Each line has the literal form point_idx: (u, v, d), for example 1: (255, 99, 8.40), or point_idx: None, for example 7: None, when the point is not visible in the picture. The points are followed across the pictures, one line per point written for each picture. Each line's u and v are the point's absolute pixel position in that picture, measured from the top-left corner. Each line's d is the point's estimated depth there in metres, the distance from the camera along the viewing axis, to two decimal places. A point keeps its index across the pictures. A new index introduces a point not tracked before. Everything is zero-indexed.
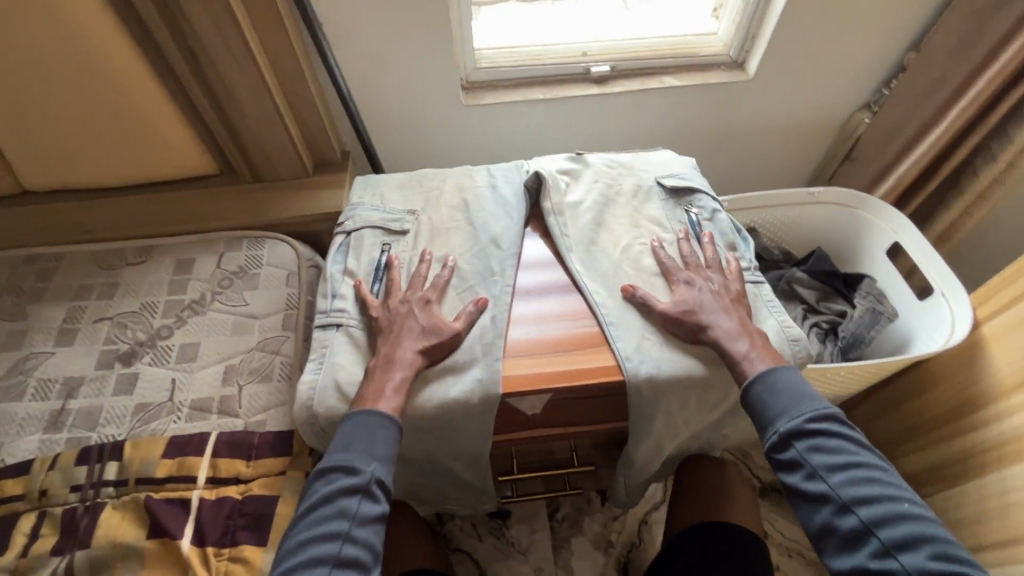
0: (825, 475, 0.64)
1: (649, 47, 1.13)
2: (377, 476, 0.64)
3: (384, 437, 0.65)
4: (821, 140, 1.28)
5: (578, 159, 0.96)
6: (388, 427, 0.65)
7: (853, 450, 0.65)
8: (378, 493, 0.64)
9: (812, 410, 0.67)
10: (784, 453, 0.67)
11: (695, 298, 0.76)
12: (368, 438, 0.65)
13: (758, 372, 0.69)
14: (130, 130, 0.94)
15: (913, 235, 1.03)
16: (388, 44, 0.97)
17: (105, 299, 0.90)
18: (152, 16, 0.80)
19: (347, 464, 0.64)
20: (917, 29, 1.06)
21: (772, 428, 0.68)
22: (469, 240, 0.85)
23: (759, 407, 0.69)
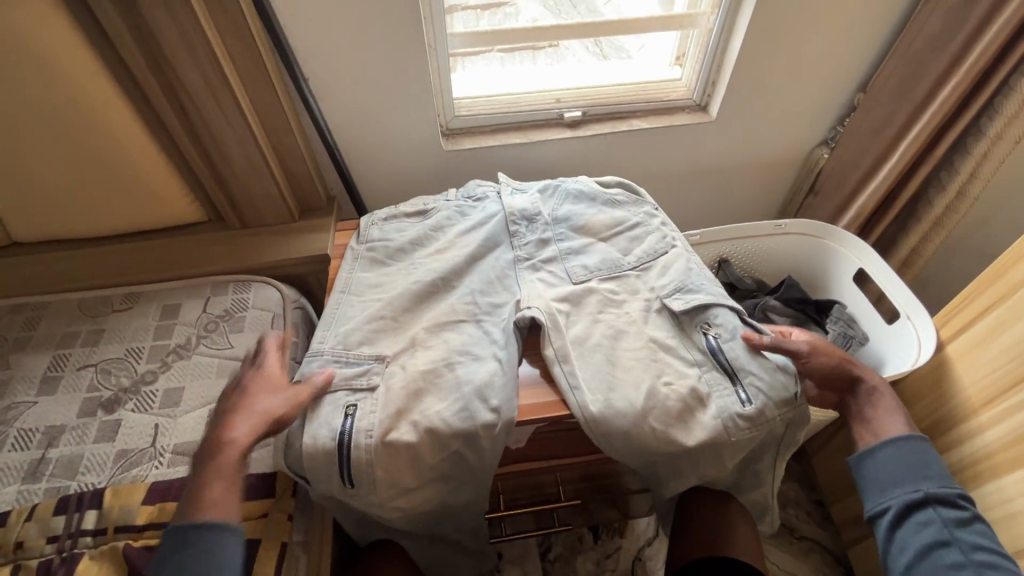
0: (965, 549, 0.69)
1: (616, 94, 1.21)
2: None
3: (192, 564, 0.59)
4: (786, 175, 1.36)
5: (574, 279, 0.86)
6: (207, 539, 0.60)
7: (999, 547, 0.69)
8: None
9: (963, 490, 0.73)
10: (916, 515, 0.72)
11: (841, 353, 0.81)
12: (182, 561, 0.59)
13: (903, 433, 0.76)
14: (122, 182, 0.97)
15: (876, 262, 1.08)
16: (370, 97, 1.03)
17: (90, 346, 0.91)
18: (146, 77, 0.85)
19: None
20: (862, 73, 1.15)
21: (917, 487, 0.73)
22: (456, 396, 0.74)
23: (904, 464, 0.75)
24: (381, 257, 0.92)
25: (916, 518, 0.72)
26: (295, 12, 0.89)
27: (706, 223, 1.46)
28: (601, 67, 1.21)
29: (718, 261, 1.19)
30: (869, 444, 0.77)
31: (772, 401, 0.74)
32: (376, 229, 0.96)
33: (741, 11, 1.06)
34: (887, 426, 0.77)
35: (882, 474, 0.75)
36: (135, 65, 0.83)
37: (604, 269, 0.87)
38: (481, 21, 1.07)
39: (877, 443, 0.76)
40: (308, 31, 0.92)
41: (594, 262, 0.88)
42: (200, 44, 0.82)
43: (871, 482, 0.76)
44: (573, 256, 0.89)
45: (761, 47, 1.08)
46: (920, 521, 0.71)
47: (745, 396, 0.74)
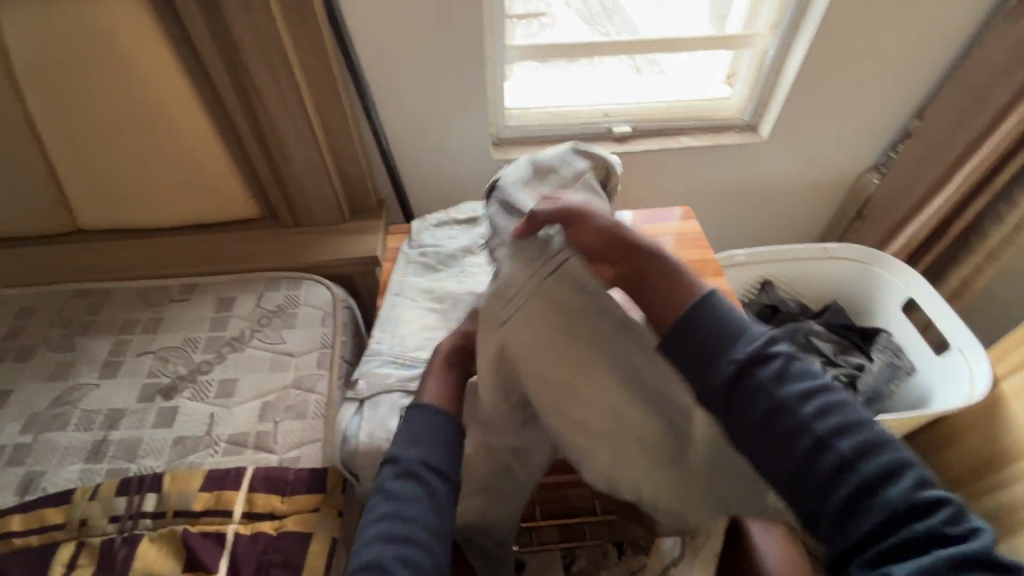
0: (795, 405, 0.49)
1: (665, 111, 1.21)
2: (420, 459, 0.61)
3: (418, 424, 0.64)
4: (832, 199, 1.34)
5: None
6: (433, 413, 0.65)
7: (824, 392, 0.50)
8: (424, 475, 0.60)
9: (769, 334, 0.53)
10: (737, 384, 0.51)
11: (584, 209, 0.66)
12: (410, 425, 0.64)
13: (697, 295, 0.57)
14: (188, 177, 1.01)
15: (925, 290, 1.05)
16: (426, 103, 1.05)
17: (150, 333, 0.94)
18: (221, 78, 0.88)
19: (392, 454, 0.62)
20: (919, 99, 1.14)
21: (730, 356, 0.52)
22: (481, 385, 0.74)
23: (697, 326, 0.55)
24: (432, 262, 0.94)
25: (751, 382, 0.51)
26: (363, 19, 0.92)
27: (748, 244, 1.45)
28: (652, 83, 1.22)
29: (760, 283, 1.19)
30: (666, 318, 0.57)
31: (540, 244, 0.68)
32: (426, 234, 0.98)
33: (799, 34, 1.06)
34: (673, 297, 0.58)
35: (679, 342, 0.55)
36: (213, 67, 0.86)
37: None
38: (519, 30, 1.07)
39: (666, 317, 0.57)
40: (373, 38, 0.95)
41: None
42: (274, 48, 0.85)
43: (681, 360, 0.55)
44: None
45: (818, 69, 1.08)
46: (748, 391, 0.51)
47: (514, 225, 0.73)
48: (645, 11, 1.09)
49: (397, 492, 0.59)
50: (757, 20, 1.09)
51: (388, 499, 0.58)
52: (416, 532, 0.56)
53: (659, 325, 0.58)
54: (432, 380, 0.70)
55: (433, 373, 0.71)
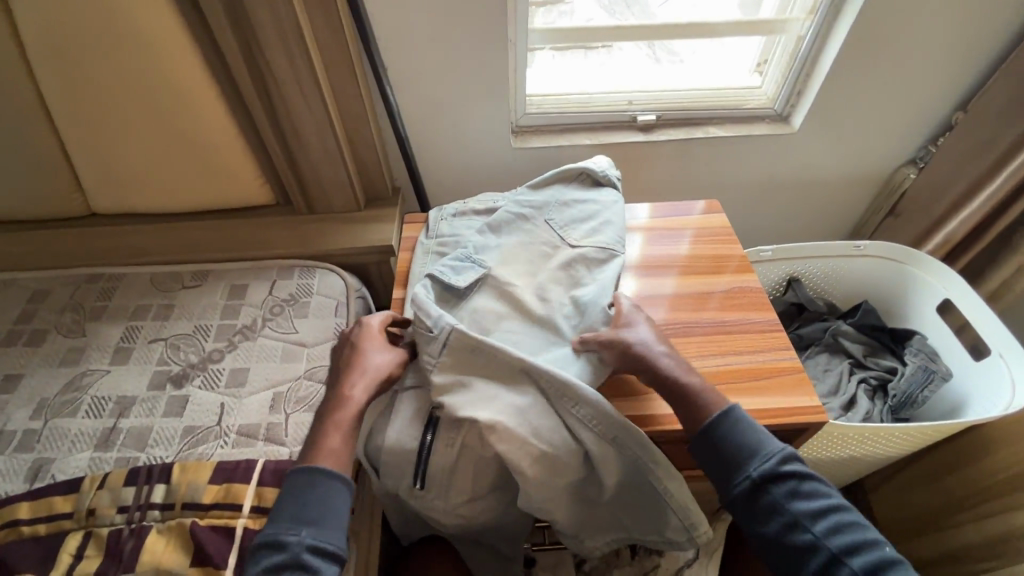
0: (806, 523, 0.58)
1: (693, 100, 1.16)
2: (307, 546, 0.56)
3: (304, 497, 0.59)
4: (864, 194, 1.28)
5: (583, 233, 0.87)
6: (323, 484, 0.59)
7: (826, 508, 0.58)
8: (314, 564, 0.55)
9: (786, 452, 0.62)
10: (757, 499, 0.60)
11: (639, 335, 0.74)
12: (300, 501, 0.58)
13: (721, 409, 0.66)
14: (202, 162, 0.99)
15: (964, 292, 1.00)
16: (446, 89, 1.01)
17: (161, 320, 0.93)
18: (235, 60, 0.85)
19: (277, 538, 0.56)
20: (963, 91, 1.08)
21: (744, 473, 0.62)
22: (522, 339, 0.75)
23: (728, 444, 0.64)
24: (449, 251, 0.90)
25: (761, 507, 0.60)
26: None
27: (771, 239, 1.40)
28: (680, 69, 1.17)
29: (786, 280, 1.14)
30: (708, 430, 0.65)
31: (427, 305, 0.73)
32: (444, 225, 0.94)
33: (840, 20, 1.00)
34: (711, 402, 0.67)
35: (709, 455, 0.64)
36: (227, 47, 0.83)
37: (589, 222, 0.88)
38: (537, 18, 1.03)
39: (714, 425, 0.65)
40: (392, 20, 0.91)
41: (570, 216, 0.88)
42: (291, 28, 0.81)
43: (709, 474, 0.65)
44: (577, 209, 0.89)
45: (856, 59, 1.03)
46: (763, 507, 0.60)
47: (477, 262, 0.81)
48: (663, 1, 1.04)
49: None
50: (792, 5, 1.04)
51: None
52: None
53: (694, 432, 0.66)
54: (332, 431, 0.63)
55: (335, 423, 0.63)
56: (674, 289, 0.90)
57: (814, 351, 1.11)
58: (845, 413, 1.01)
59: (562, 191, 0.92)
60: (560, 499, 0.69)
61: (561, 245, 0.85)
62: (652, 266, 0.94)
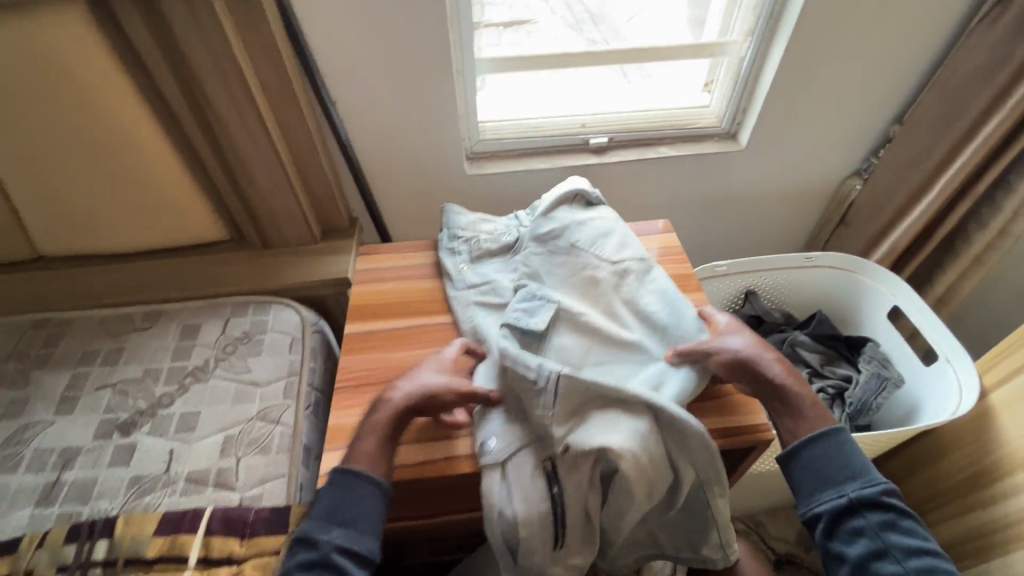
0: (897, 555, 0.59)
1: (644, 121, 1.19)
2: (335, 544, 0.61)
3: (337, 499, 0.63)
4: (816, 205, 1.32)
5: (616, 251, 0.80)
6: (360, 489, 0.63)
7: (922, 547, 0.60)
8: (342, 563, 0.60)
9: (890, 487, 0.63)
10: (844, 522, 0.62)
11: (739, 344, 0.70)
12: (331, 503, 0.63)
13: (824, 428, 0.66)
14: (150, 202, 0.97)
15: (912, 299, 1.03)
16: (397, 121, 1.02)
17: (109, 365, 0.90)
18: (176, 100, 0.84)
19: (309, 535, 0.62)
20: (898, 105, 1.12)
21: (840, 493, 0.63)
22: (615, 366, 0.72)
23: (827, 464, 0.64)
24: (491, 298, 0.83)
25: (850, 528, 0.61)
26: (324, 32, 0.89)
27: (731, 253, 1.43)
28: (631, 91, 1.20)
29: (743, 293, 1.16)
30: (806, 444, 0.65)
31: (521, 356, 0.67)
32: (468, 271, 0.87)
33: (775, 41, 1.04)
34: (813, 417, 0.67)
35: (807, 470, 0.65)
36: (167, 88, 0.83)
37: (611, 238, 0.82)
38: (503, 38, 1.05)
39: (811, 439, 0.65)
40: (337, 53, 0.92)
41: (592, 236, 0.82)
42: (230, 68, 0.81)
43: (798, 485, 0.65)
44: (597, 228, 0.83)
45: (794, 78, 1.06)
46: (850, 529, 0.61)
47: (544, 295, 0.76)
48: (630, 18, 1.07)
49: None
50: (731, 27, 1.07)
51: None
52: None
53: (789, 443, 0.67)
54: (366, 436, 0.66)
55: (365, 428, 0.67)
56: None
57: None
58: None
59: (569, 214, 0.85)
60: (626, 529, 0.66)
61: (605, 267, 0.79)
62: None
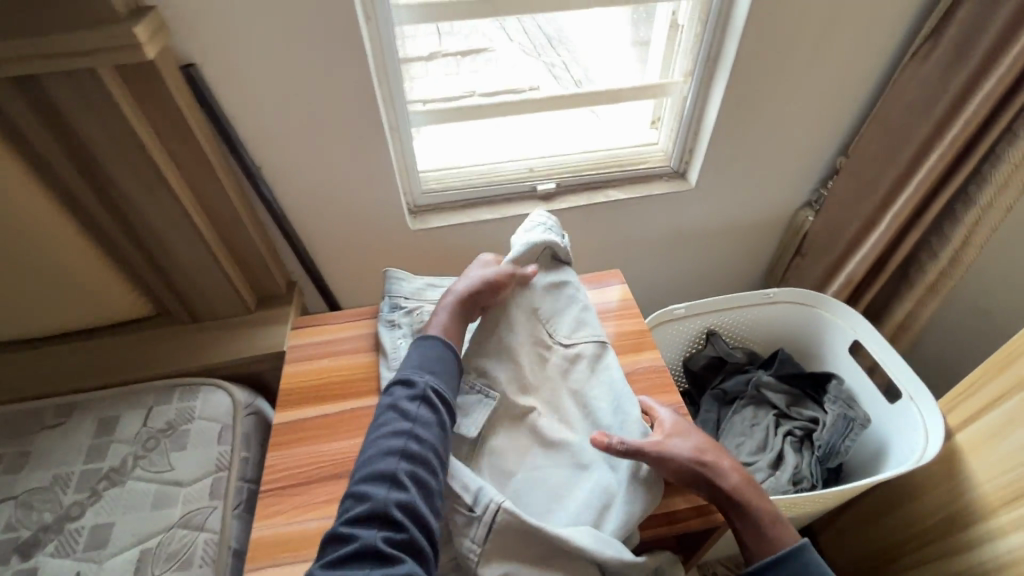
0: None
1: (592, 164, 1.16)
2: (432, 387, 0.64)
3: (427, 353, 0.68)
4: (771, 237, 1.31)
5: (569, 332, 0.77)
6: (443, 350, 0.68)
7: None
8: (435, 402, 0.63)
9: None
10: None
11: (692, 445, 0.66)
12: (421, 355, 0.68)
13: (785, 550, 0.63)
14: (58, 286, 0.89)
15: (872, 335, 1.01)
16: (331, 183, 0.97)
17: (12, 473, 0.81)
18: (76, 181, 0.77)
19: (405, 377, 0.65)
20: (842, 138, 1.12)
21: None
22: (557, 473, 0.67)
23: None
24: None
25: None
26: (242, 97, 0.83)
27: (690, 290, 1.40)
28: (577, 132, 1.17)
29: (704, 334, 1.13)
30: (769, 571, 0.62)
31: (460, 472, 0.62)
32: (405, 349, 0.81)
33: (715, 82, 1.02)
34: (772, 532, 0.64)
35: None
36: (64, 170, 0.75)
37: (569, 314, 0.78)
38: (461, 66, 1.01)
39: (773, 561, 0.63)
40: (258, 118, 0.86)
41: (545, 315, 0.77)
42: (133, 145, 0.74)
43: None
44: (554, 301, 0.78)
45: (737, 117, 1.05)
46: None
47: (485, 391, 0.71)
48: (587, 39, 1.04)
49: (413, 412, 0.62)
50: (672, 69, 1.06)
51: (398, 415, 0.62)
52: (428, 448, 0.59)
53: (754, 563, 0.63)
54: (442, 312, 0.73)
55: (440, 304, 0.74)
56: None
57: (739, 405, 1.08)
58: (774, 471, 0.98)
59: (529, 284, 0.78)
60: None
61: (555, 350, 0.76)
62: None
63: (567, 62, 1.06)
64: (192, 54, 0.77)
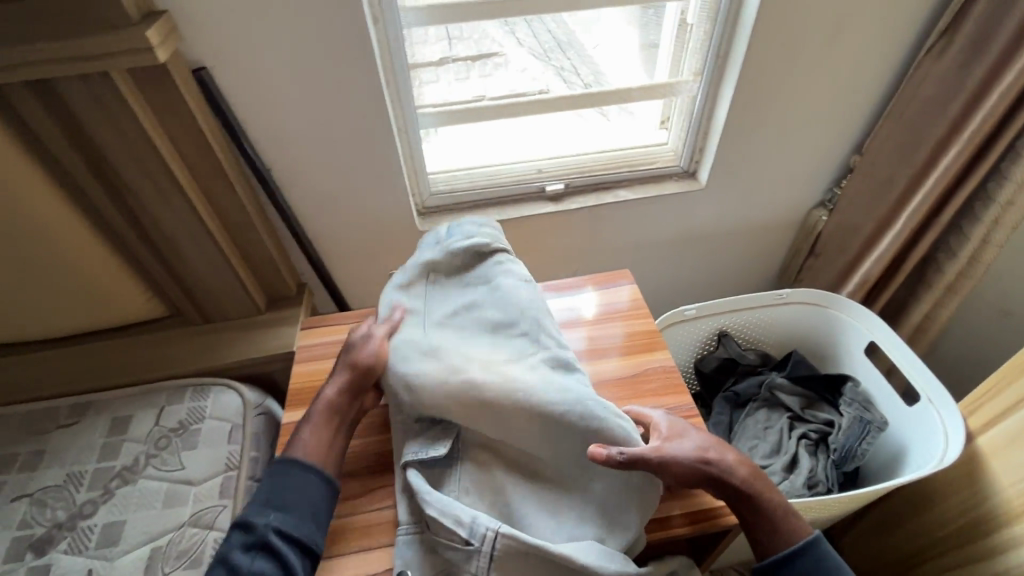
0: None
1: (601, 164, 1.15)
2: (273, 527, 0.62)
3: (275, 483, 0.65)
4: (784, 237, 1.29)
5: (488, 349, 0.69)
6: (299, 476, 0.66)
7: None
8: (278, 545, 0.61)
9: None
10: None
11: (689, 449, 0.65)
12: (274, 488, 0.65)
13: (803, 537, 0.64)
14: (75, 287, 0.90)
15: (889, 335, 0.99)
16: (341, 185, 0.97)
17: (27, 471, 0.82)
18: (90, 183, 0.78)
19: (248, 520, 0.63)
20: (856, 136, 1.10)
21: None
22: (563, 472, 0.65)
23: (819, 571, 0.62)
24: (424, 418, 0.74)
25: None
26: (251, 99, 0.83)
27: (701, 291, 1.39)
28: (585, 132, 1.17)
29: (716, 335, 1.11)
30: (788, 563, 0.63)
31: (453, 507, 0.62)
32: None
33: (726, 81, 1.02)
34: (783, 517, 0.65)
35: None
36: (79, 173, 0.77)
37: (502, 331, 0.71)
38: (471, 72, 1.01)
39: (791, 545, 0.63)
40: (267, 121, 0.86)
41: (453, 337, 0.72)
42: (146, 148, 0.76)
43: None
44: (462, 322, 0.73)
45: (748, 116, 1.04)
46: None
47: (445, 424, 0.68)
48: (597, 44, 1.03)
49: (246, 566, 0.60)
50: (681, 68, 1.05)
51: (230, 568, 0.60)
52: None
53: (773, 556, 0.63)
54: (304, 430, 0.69)
55: (306, 420, 0.70)
56: (608, 376, 0.84)
57: (751, 408, 1.06)
58: (788, 475, 0.96)
59: (425, 312, 0.76)
60: None
61: (479, 365, 0.67)
62: (586, 353, 0.87)
63: (575, 64, 1.05)
64: (202, 58, 0.78)
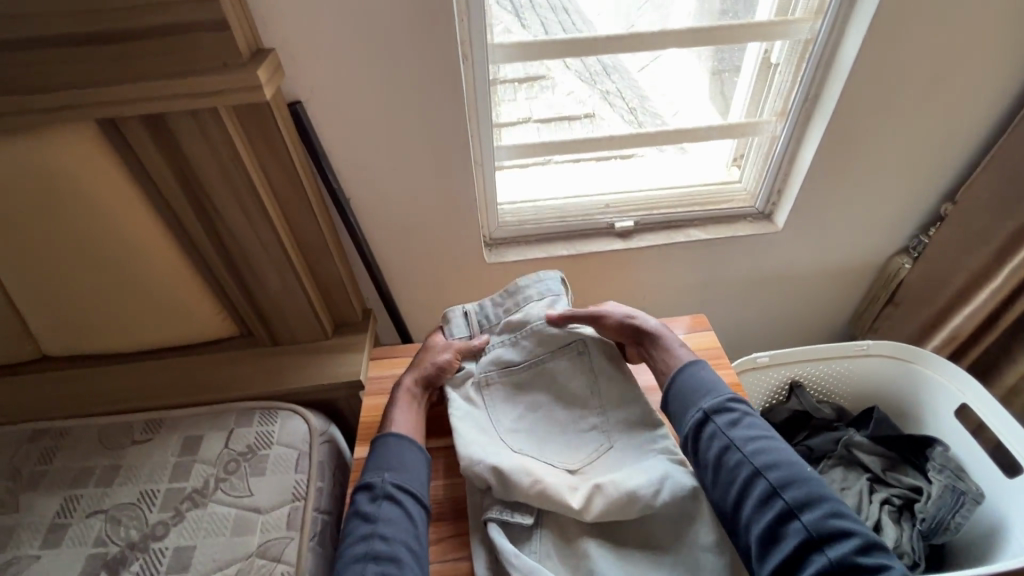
0: (740, 446, 0.64)
1: (673, 202, 1.12)
2: (389, 483, 0.67)
3: (383, 449, 0.70)
4: (860, 282, 1.23)
5: (564, 444, 0.74)
6: (403, 443, 0.71)
7: (770, 436, 0.66)
8: (400, 496, 0.66)
9: (733, 393, 0.70)
10: (702, 432, 0.68)
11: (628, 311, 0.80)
12: (381, 454, 0.70)
13: (681, 362, 0.74)
14: (158, 305, 0.93)
15: (981, 397, 0.92)
16: (414, 215, 0.98)
17: (104, 487, 0.84)
18: (182, 207, 0.81)
19: (366, 482, 0.68)
20: (947, 182, 1.04)
21: (698, 408, 0.69)
22: (656, 527, 0.66)
23: (690, 385, 0.71)
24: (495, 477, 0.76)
25: (705, 438, 0.67)
26: (337, 131, 0.85)
27: (767, 333, 1.34)
28: (652, 167, 1.14)
29: (788, 385, 1.07)
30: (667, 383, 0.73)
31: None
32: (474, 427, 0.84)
33: (812, 123, 0.98)
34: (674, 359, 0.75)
35: (677, 403, 0.71)
36: (175, 198, 0.79)
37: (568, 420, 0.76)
38: (518, 93, 0.98)
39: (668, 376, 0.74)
40: (351, 153, 0.88)
41: (529, 431, 0.76)
42: (239, 177, 0.77)
43: (672, 417, 0.72)
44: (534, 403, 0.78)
45: (833, 160, 1.00)
46: (707, 438, 0.67)
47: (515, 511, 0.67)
48: (642, 66, 0.99)
49: (375, 515, 0.65)
50: (761, 109, 1.02)
51: (363, 517, 0.65)
52: (397, 549, 0.62)
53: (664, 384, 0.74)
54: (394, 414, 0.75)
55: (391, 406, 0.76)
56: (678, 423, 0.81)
57: (827, 465, 1.00)
58: None
59: (491, 404, 0.77)
60: None
61: (564, 461, 0.73)
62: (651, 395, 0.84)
63: (620, 88, 1.02)
64: (298, 93, 0.80)
